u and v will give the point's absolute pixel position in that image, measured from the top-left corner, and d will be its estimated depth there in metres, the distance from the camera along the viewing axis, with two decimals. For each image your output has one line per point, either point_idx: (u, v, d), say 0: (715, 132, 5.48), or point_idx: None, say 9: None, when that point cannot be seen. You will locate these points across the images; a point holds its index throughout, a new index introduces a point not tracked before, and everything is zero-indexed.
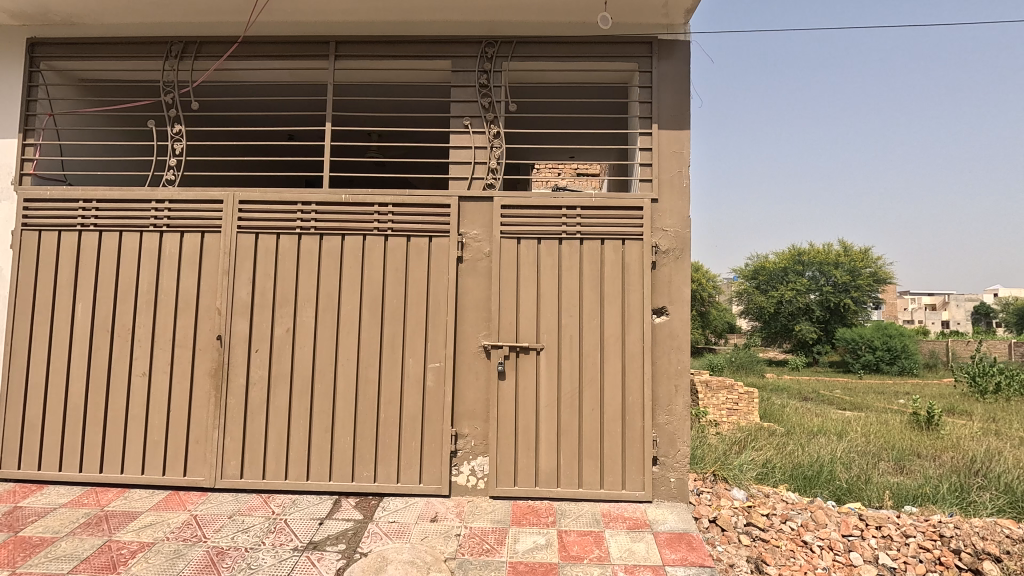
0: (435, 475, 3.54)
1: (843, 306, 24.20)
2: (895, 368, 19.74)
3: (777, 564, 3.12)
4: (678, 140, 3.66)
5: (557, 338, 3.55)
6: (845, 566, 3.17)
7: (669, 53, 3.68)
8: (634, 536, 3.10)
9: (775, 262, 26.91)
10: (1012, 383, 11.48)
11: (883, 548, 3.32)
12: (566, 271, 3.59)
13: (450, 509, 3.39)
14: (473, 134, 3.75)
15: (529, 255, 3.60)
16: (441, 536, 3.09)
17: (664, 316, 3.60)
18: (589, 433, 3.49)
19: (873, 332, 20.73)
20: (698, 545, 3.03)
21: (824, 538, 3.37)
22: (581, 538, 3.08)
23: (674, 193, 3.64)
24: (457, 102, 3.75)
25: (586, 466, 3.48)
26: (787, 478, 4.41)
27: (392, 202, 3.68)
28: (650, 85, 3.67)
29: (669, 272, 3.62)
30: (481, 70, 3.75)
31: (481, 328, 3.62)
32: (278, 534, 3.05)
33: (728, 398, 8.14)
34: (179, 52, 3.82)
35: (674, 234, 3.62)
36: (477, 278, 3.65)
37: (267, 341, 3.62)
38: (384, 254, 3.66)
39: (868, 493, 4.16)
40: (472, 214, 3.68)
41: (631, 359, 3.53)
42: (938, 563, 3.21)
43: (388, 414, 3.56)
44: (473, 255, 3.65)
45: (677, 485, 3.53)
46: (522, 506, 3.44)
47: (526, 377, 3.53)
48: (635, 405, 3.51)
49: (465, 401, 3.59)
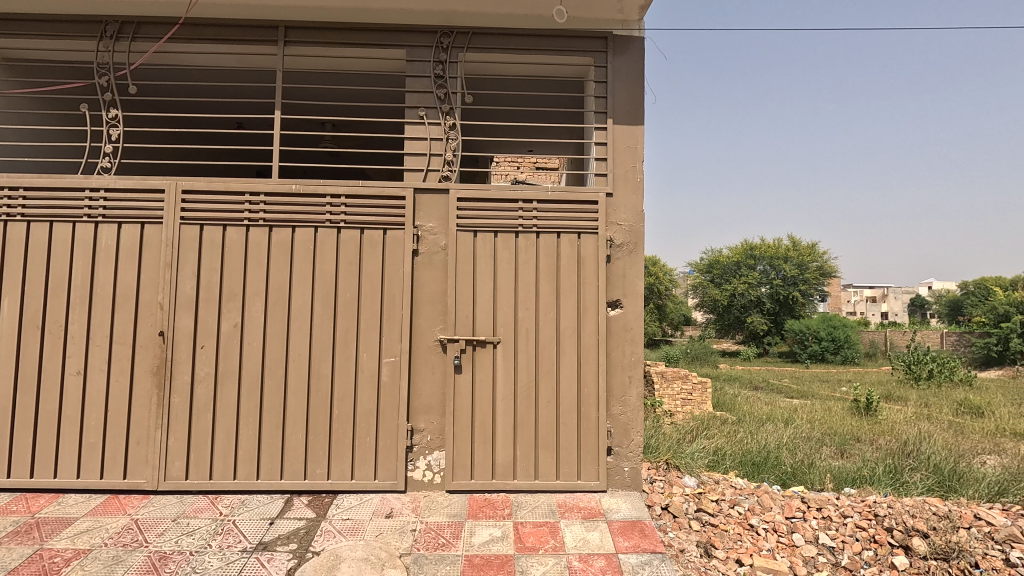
0: (390, 470, 3.50)
1: (792, 299, 25.21)
2: (838, 357, 20.75)
3: (725, 548, 3.26)
4: (632, 136, 3.71)
5: (513, 332, 3.55)
6: (788, 547, 3.33)
7: (624, 49, 3.72)
8: (588, 526, 3.14)
9: (729, 256, 27.74)
10: (943, 369, 12.21)
11: (823, 528, 3.49)
12: (523, 264, 3.59)
13: (406, 504, 3.36)
14: (429, 126, 3.70)
15: (486, 249, 3.58)
16: (396, 531, 3.06)
17: (619, 309, 3.66)
18: (545, 426, 3.52)
19: (819, 323, 21.69)
20: (650, 532, 3.11)
21: (769, 521, 3.52)
22: (536, 529, 3.11)
23: (629, 187, 3.69)
24: (412, 93, 3.69)
25: (543, 458, 3.51)
26: (736, 464, 4.58)
27: (344, 193, 3.59)
28: (605, 81, 3.71)
29: (623, 265, 3.67)
30: (437, 61, 3.70)
31: (437, 322, 3.59)
32: (226, 536, 2.96)
33: (682, 388, 8.35)
34: (115, 34, 3.62)
35: (628, 228, 3.67)
36: (433, 272, 3.61)
37: (213, 337, 3.49)
38: (337, 247, 3.57)
39: (811, 477, 4.36)
40: (428, 206, 3.64)
41: (586, 351, 3.58)
42: (872, 541, 3.37)
43: (342, 410, 3.49)
44: (429, 248, 3.61)
45: (630, 475, 3.60)
46: (478, 499, 3.44)
47: (482, 371, 3.52)
48: (589, 398, 3.56)
49: (421, 395, 3.56)
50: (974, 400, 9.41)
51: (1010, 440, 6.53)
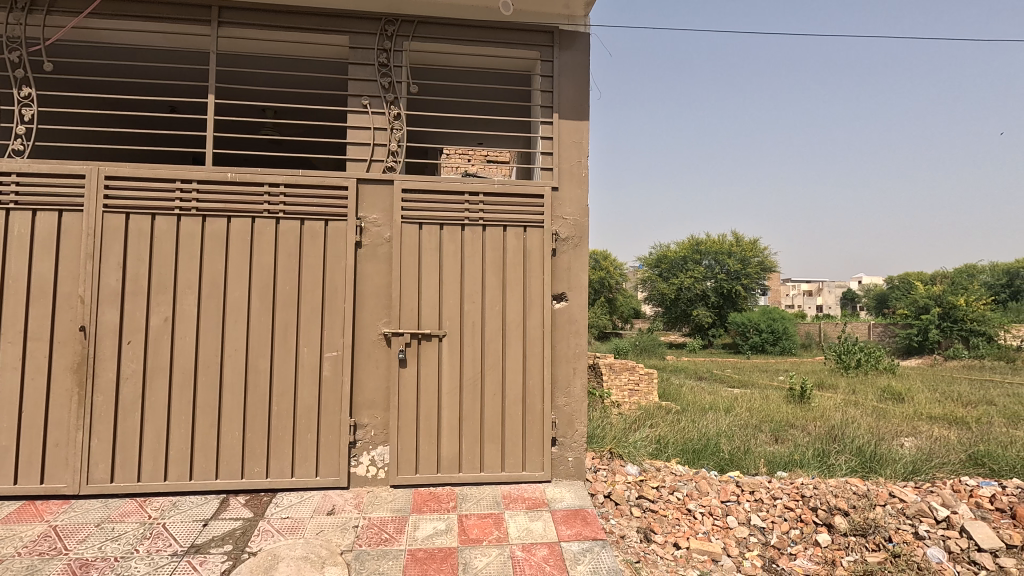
0: (332, 467, 3.43)
1: (735, 293, 26.24)
2: (777, 348, 21.79)
3: (663, 532, 3.38)
4: (577, 131, 3.76)
5: (459, 325, 3.54)
6: (722, 529, 3.48)
7: (571, 45, 3.75)
8: (532, 516, 3.18)
9: (676, 251, 28.55)
10: (869, 358, 13.05)
11: (755, 510, 3.67)
12: (468, 257, 3.58)
13: (349, 500, 3.31)
14: (372, 115, 3.62)
15: (431, 241, 3.55)
16: (338, 528, 3.01)
17: (564, 302, 3.71)
18: (490, 418, 3.53)
19: (759, 316, 22.67)
20: (592, 519, 3.18)
21: (705, 505, 3.67)
22: (480, 521, 3.12)
23: (574, 182, 3.74)
24: (355, 80, 3.60)
25: (488, 450, 3.52)
26: (678, 452, 4.74)
27: (284, 183, 3.47)
28: (551, 75, 3.73)
29: (568, 259, 3.72)
30: (381, 49, 3.62)
31: (381, 315, 3.54)
32: (154, 540, 2.82)
33: (629, 379, 8.55)
34: (27, 5, 3.36)
35: (574, 222, 3.72)
36: (377, 264, 3.55)
37: (141, 331, 3.31)
38: (276, 238, 3.45)
39: (747, 462, 4.57)
40: (371, 198, 3.57)
41: (532, 344, 3.61)
42: (799, 520, 3.57)
43: (281, 406, 3.39)
44: (373, 240, 3.55)
45: (574, 464, 3.67)
46: (423, 493, 3.42)
47: (427, 365, 3.49)
48: (534, 389, 3.60)
49: (364, 390, 3.50)
50: (896, 387, 10.09)
51: (926, 423, 7.03)
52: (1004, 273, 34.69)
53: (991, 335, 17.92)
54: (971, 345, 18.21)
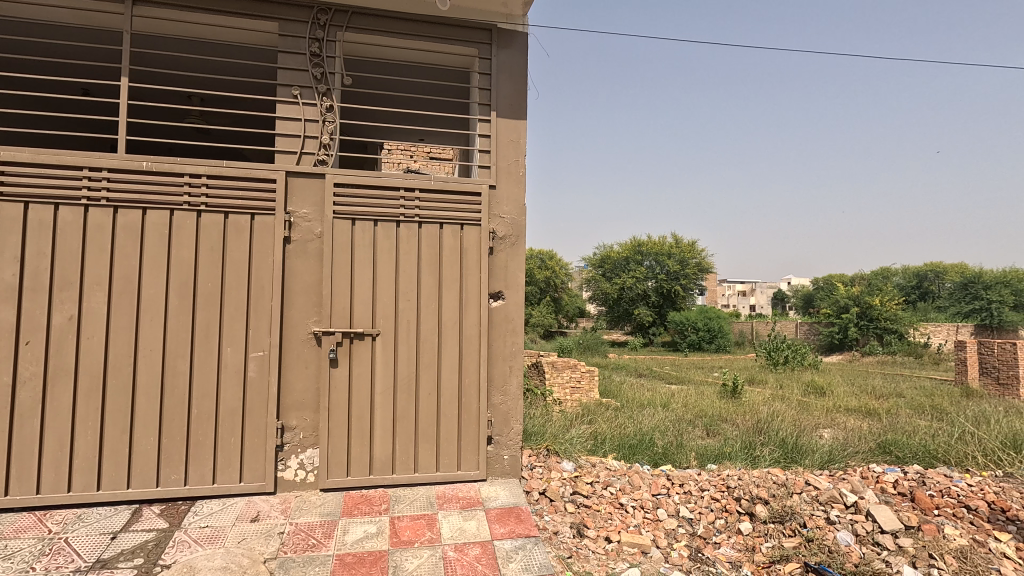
0: (257, 472, 3.29)
1: (674, 293, 27.17)
2: (713, 346, 22.75)
3: (596, 527, 3.45)
4: (515, 130, 3.76)
5: (393, 324, 3.47)
6: (653, 521, 3.59)
7: (509, 44, 3.75)
8: (466, 516, 3.16)
9: (619, 252, 29.25)
10: (796, 355, 13.83)
11: (684, 502, 3.80)
12: (403, 254, 3.51)
13: (274, 506, 3.18)
14: (304, 106, 3.49)
15: (364, 237, 3.46)
16: (262, 536, 2.88)
17: (500, 300, 3.71)
18: (425, 418, 3.48)
19: (697, 315, 23.56)
20: (525, 517, 3.20)
21: (637, 499, 3.77)
22: (413, 522, 3.07)
23: (511, 180, 3.74)
24: (285, 69, 3.46)
25: (422, 450, 3.47)
26: (614, 448, 4.85)
27: (206, 173, 3.29)
28: (489, 73, 3.72)
29: (505, 257, 3.72)
30: (313, 38, 3.50)
31: (311, 314, 3.42)
32: (55, 557, 2.61)
33: (571, 376, 8.68)
34: None
35: (511, 221, 3.72)
36: (307, 260, 3.42)
37: (42, 331, 3.05)
38: (197, 232, 3.27)
39: (679, 457, 4.74)
40: (301, 192, 3.44)
41: (468, 342, 3.59)
42: (724, 510, 3.74)
43: (202, 409, 3.21)
44: (303, 236, 3.42)
45: (510, 462, 3.67)
46: (355, 495, 3.33)
47: (359, 365, 3.41)
48: (470, 388, 3.58)
49: (292, 391, 3.37)
50: (819, 381, 10.73)
51: (843, 415, 7.51)
52: (915, 274, 37.63)
53: (902, 333, 19.36)
54: (885, 342, 19.62)
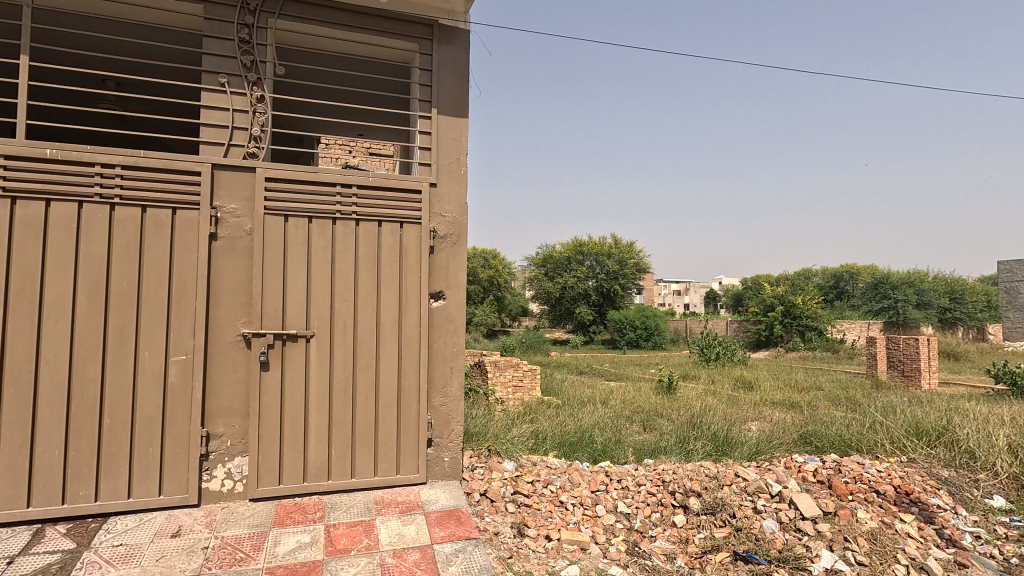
0: (179, 483, 3.08)
1: (614, 292, 27.85)
2: (650, 344, 23.52)
3: (536, 526, 3.47)
4: (456, 128, 3.72)
5: (329, 324, 3.35)
6: (592, 518, 3.65)
7: (450, 40, 3.70)
8: (405, 520, 3.10)
9: (561, 251, 29.68)
10: (726, 352, 14.51)
11: (622, 497, 3.89)
12: (340, 253, 3.39)
13: (198, 520, 2.99)
14: (231, 95, 3.30)
15: (298, 235, 3.31)
16: (183, 552, 2.70)
17: (441, 300, 3.65)
18: (363, 422, 3.38)
19: (635, 313, 24.28)
20: (466, 519, 3.17)
21: (577, 496, 3.82)
22: (349, 529, 2.97)
23: (452, 179, 3.69)
24: (211, 55, 3.26)
25: (360, 455, 3.37)
26: (555, 446, 4.90)
27: (120, 163, 3.05)
28: (430, 69, 3.66)
29: (446, 256, 3.66)
30: (242, 24, 3.32)
31: (240, 315, 3.24)
32: None
33: (514, 375, 8.71)
34: None
35: (452, 219, 3.67)
36: (235, 259, 3.24)
37: None
38: (110, 227, 3.02)
39: (617, 453, 4.84)
40: (229, 185, 3.25)
41: (408, 343, 3.52)
42: (660, 503, 3.85)
43: (115, 419, 2.97)
44: (230, 232, 3.23)
45: (450, 464, 3.63)
46: (287, 504, 3.19)
47: (292, 368, 3.26)
48: (409, 390, 3.50)
49: (219, 396, 3.18)
50: (747, 376, 11.31)
51: (769, 408, 7.94)
52: (832, 275, 40.40)
53: (821, 330, 20.72)
54: (806, 338, 20.93)
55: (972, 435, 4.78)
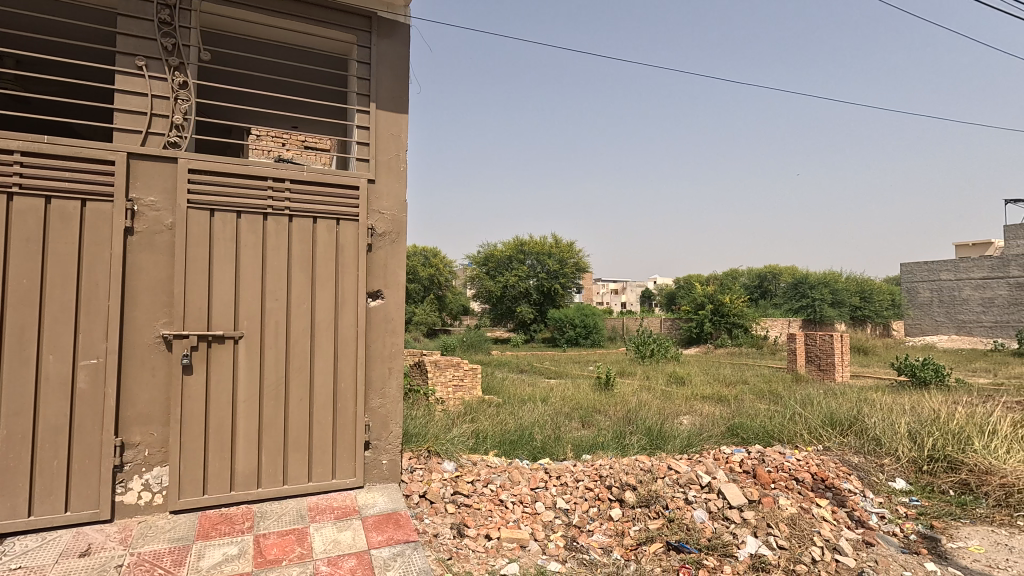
0: (89, 498, 2.84)
1: (554, 291, 28.25)
2: (588, 342, 24.05)
3: (476, 525, 3.46)
4: (395, 123, 3.64)
5: (259, 325, 3.19)
6: (531, 515, 3.68)
7: (389, 33, 3.62)
8: (340, 526, 3.00)
9: (502, 250, 29.79)
10: (660, 349, 15.06)
11: (561, 493, 3.96)
12: (271, 250, 3.24)
13: (111, 536, 2.78)
14: (150, 80, 3.08)
15: (225, 230, 3.14)
16: (94, 572, 2.50)
17: (379, 300, 3.56)
18: (296, 426, 3.25)
19: (574, 312, 24.75)
20: (404, 522, 3.11)
21: (517, 494, 3.84)
22: (281, 538, 2.85)
23: (391, 175, 3.61)
24: (126, 36, 3.03)
25: (292, 460, 3.24)
26: (495, 445, 4.91)
27: (20, 149, 2.78)
28: (368, 62, 3.56)
29: (384, 254, 3.58)
30: (162, 4, 3.10)
31: (159, 315, 3.03)
32: None
33: (454, 375, 8.65)
34: None
35: (391, 217, 3.60)
36: (154, 255, 3.03)
37: None
38: (6, 219, 2.73)
39: (556, 449, 4.92)
40: (147, 177, 3.03)
41: (344, 344, 3.41)
42: (597, 498, 3.95)
43: (13, 430, 2.71)
44: (149, 226, 3.02)
45: (388, 467, 3.55)
46: (212, 515, 3.02)
47: (218, 371, 3.09)
48: (346, 392, 3.40)
49: (135, 403, 2.97)
50: (680, 372, 11.79)
51: (699, 402, 8.31)
52: (757, 275, 42.81)
53: (747, 327, 21.90)
54: (734, 335, 22.06)
55: (878, 424, 5.19)
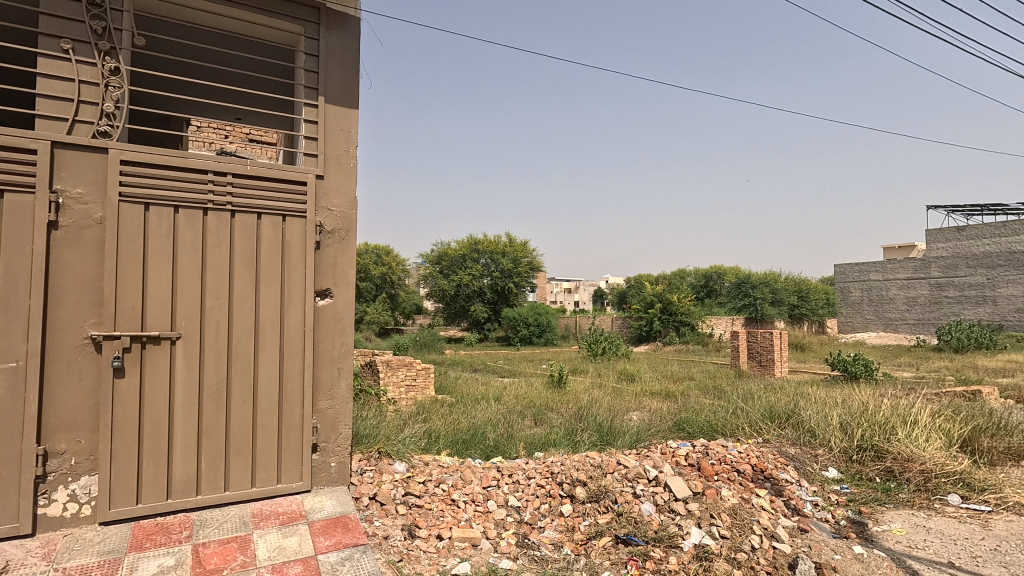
0: (7, 512, 2.64)
1: (507, 290, 28.33)
2: (542, 340, 24.25)
3: (428, 526, 3.43)
4: (344, 118, 3.56)
5: (198, 325, 3.06)
6: (483, 514, 3.68)
7: (339, 26, 3.53)
8: (286, 532, 2.91)
9: (456, 249, 29.61)
10: (611, 347, 15.36)
11: (513, 491, 3.98)
12: (212, 247, 3.11)
13: (33, 551, 2.59)
14: (77, 64, 2.89)
15: (162, 225, 2.98)
16: None
17: (328, 298, 3.48)
18: (238, 429, 3.13)
19: (528, 311, 24.90)
20: (353, 525, 3.05)
21: (469, 493, 3.83)
22: (222, 547, 2.74)
23: (340, 171, 3.53)
24: (51, 16, 2.83)
25: (234, 466, 3.12)
26: (448, 445, 4.88)
27: None
28: (317, 55, 3.46)
29: (333, 252, 3.49)
30: None
31: (88, 315, 2.85)
32: None
33: (406, 375, 8.55)
34: None
35: (340, 214, 3.51)
36: (82, 251, 2.85)
37: None
38: None
39: (508, 448, 4.94)
40: (74, 167, 2.84)
41: (290, 344, 3.31)
42: (548, 494, 3.99)
43: None
44: (76, 220, 2.83)
45: (337, 469, 3.47)
46: (147, 525, 2.87)
47: (154, 373, 2.93)
48: (292, 394, 3.30)
49: (60, 408, 2.78)
50: (630, 369, 12.07)
51: (648, 398, 8.53)
52: (703, 275, 44.33)
53: (693, 325, 22.65)
54: (681, 333, 22.77)
55: (813, 416, 5.47)
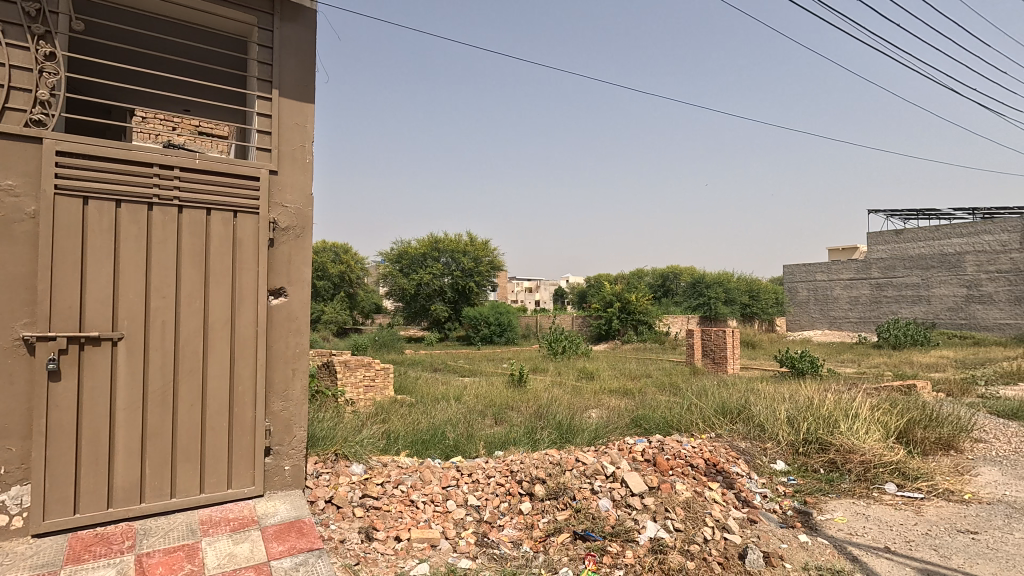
0: None
1: (468, 289, 28.23)
2: (503, 339, 24.29)
3: (386, 528, 3.39)
4: (300, 112, 3.47)
5: (142, 325, 2.92)
6: (442, 514, 3.66)
7: (294, 18, 3.43)
8: (237, 538, 2.82)
9: (416, 247, 29.29)
10: (571, 345, 15.53)
11: (472, 491, 3.98)
12: (157, 243, 2.98)
13: None
14: (8, 48, 2.72)
15: (102, 220, 2.83)
16: None
17: (282, 297, 3.38)
18: (185, 433, 3.01)
19: (489, 310, 24.89)
20: (308, 530, 2.98)
21: (428, 494, 3.80)
22: (167, 556, 2.64)
23: (295, 167, 3.44)
24: None
25: (181, 471, 3.00)
26: (407, 445, 4.83)
27: None
28: (270, 46, 3.36)
29: (288, 250, 3.40)
30: None
31: (19, 315, 2.68)
32: None
33: (365, 375, 8.41)
34: None
35: (295, 211, 3.42)
36: (13, 247, 2.67)
37: None
38: None
39: (468, 447, 4.92)
40: (4, 158, 2.67)
41: (242, 344, 3.21)
42: (508, 493, 4.01)
43: None
44: (5, 214, 2.66)
45: (291, 473, 3.39)
46: (85, 536, 2.72)
47: (93, 376, 2.79)
48: (243, 396, 3.20)
49: None
50: (589, 367, 12.24)
51: (607, 396, 8.67)
52: (660, 274, 45.36)
53: (651, 324, 23.15)
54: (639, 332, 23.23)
55: (762, 411, 5.68)
